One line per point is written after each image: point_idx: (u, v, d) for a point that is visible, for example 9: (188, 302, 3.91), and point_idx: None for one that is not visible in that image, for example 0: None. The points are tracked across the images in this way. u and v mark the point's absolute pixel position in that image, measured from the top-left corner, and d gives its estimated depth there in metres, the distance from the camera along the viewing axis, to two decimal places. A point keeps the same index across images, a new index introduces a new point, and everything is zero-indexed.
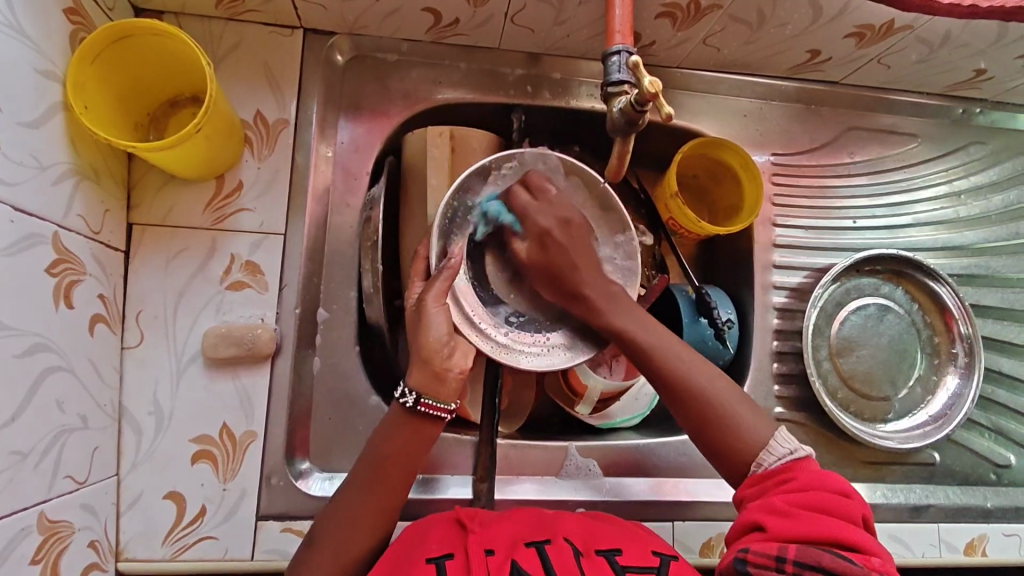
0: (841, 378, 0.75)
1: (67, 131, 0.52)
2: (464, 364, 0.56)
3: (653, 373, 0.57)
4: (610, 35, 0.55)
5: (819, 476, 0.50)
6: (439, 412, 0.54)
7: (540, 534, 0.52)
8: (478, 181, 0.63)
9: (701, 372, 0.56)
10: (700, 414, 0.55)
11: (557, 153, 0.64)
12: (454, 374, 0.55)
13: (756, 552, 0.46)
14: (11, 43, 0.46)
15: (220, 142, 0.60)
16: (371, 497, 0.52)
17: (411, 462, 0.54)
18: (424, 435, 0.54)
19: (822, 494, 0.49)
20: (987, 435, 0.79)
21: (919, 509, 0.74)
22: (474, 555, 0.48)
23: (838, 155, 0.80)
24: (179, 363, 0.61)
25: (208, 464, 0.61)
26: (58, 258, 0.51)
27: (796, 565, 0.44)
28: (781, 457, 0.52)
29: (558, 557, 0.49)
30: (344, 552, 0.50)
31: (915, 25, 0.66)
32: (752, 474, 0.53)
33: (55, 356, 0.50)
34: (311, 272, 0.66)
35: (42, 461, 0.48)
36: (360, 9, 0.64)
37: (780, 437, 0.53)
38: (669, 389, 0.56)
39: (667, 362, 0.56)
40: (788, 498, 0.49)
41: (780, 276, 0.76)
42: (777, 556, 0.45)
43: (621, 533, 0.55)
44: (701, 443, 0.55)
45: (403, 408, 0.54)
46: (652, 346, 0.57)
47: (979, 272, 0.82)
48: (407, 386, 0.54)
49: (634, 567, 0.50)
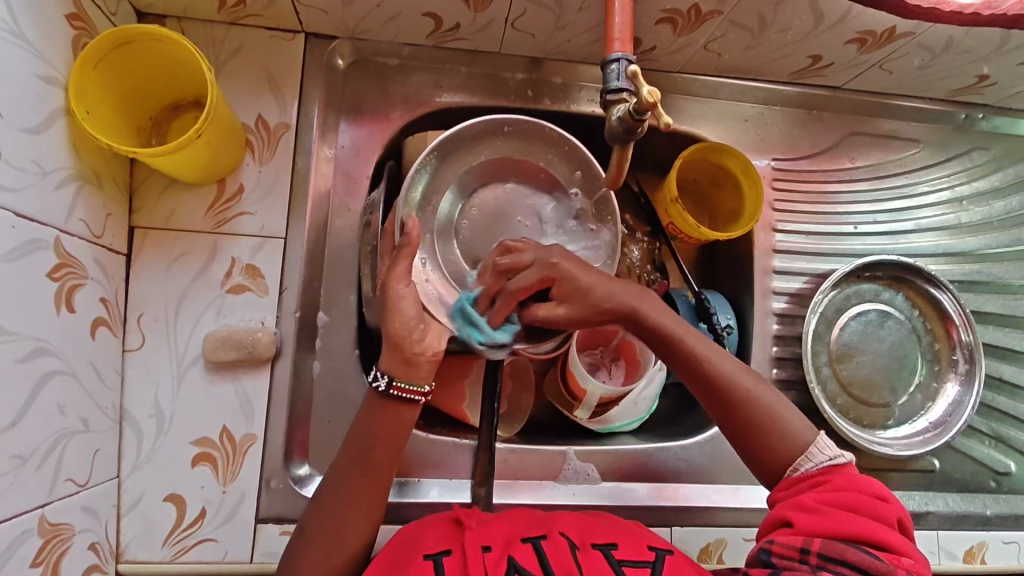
0: (840, 384, 0.75)
1: (70, 136, 0.52)
2: (437, 345, 0.57)
3: (695, 377, 0.56)
4: (610, 41, 0.54)
5: (855, 480, 0.51)
6: (415, 396, 0.55)
7: (535, 531, 0.53)
8: (445, 153, 0.65)
9: (744, 375, 0.56)
10: (745, 419, 0.55)
11: (529, 121, 0.64)
12: (427, 357, 0.56)
13: (781, 544, 0.48)
14: (14, 50, 0.47)
15: (222, 146, 0.60)
16: (360, 481, 0.52)
17: (395, 445, 0.54)
18: (404, 420, 0.54)
19: (854, 495, 0.49)
20: (987, 442, 0.79)
21: (918, 516, 0.74)
22: (471, 551, 0.49)
23: (840, 161, 0.80)
24: (179, 367, 0.61)
25: (208, 467, 0.61)
26: (60, 263, 0.51)
27: (820, 558, 0.46)
28: (819, 463, 0.52)
29: (554, 553, 0.50)
30: (340, 537, 0.51)
31: (917, 31, 0.65)
32: (787, 477, 0.53)
33: (57, 360, 0.51)
34: (311, 274, 0.67)
35: (43, 464, 0.49)
36: (361, 14, 0.64)
37: (820, 444, 0.54)
38: (713, 394, 0.56)
39: (712, 365, 0.56)
40: (819, 496, 0.50)
41: (780, 281, 0.76)
42: (802, 548, 0.47)
43: (617, 529, 0.56)
44: (745, 447, 0.55)
45: (376, 391, 0.54)
46: (700, 353, 0.56)
47: (982, 278, 0.82)
48: (380, 370, 0.55)
49: (630, 563, 0.51)
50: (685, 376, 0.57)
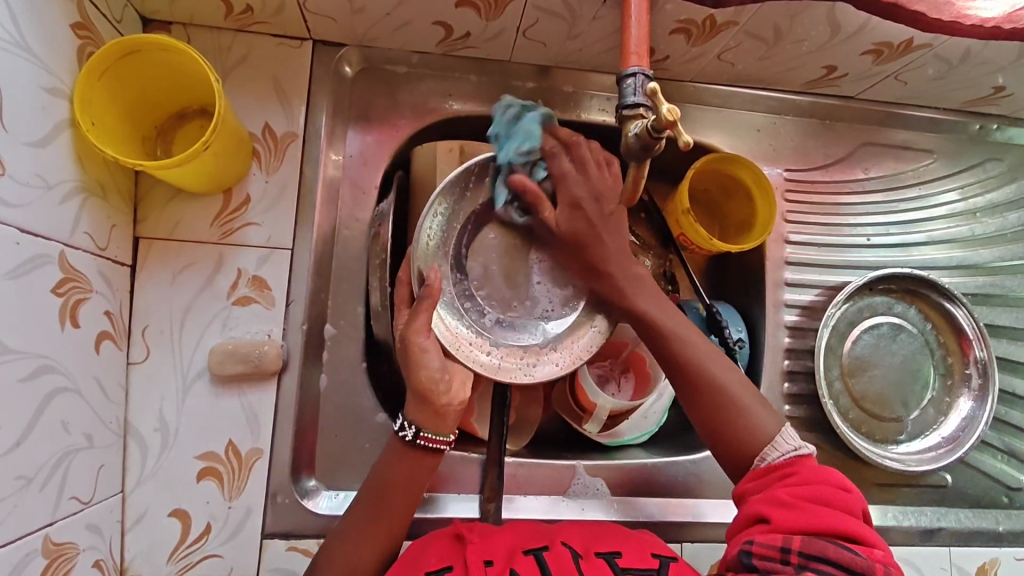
0: (852, 398, 0.74)
1: (74, 148, 0.51)
2: (461, 396, 0.55)
3: (662, 348, 0.58)
4: (626, 56, 0.53)
5: (820, 472, 0.50)
6: (440, 444, 0.54)
7: (537, 541, 0.53)
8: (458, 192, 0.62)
9: (717, 362, 0.57)
10: (707, 399, 0.55)
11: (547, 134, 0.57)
12: (454, 407, 0.54)
13: (762, 544, 0.47)
14: (18, 62, 0.46)
15: (228, 157, 0.59)
16: (374, 523, 0.52)
17: (416, 488, 0.54)
18: (425, 466, 0.54)
19: (824, 489, 0.49)
20: (999, 457, 0.78)
21: (929, 532, 0.73)
22: (473, 566, 0.48)
23: (852, 171, 0.79)
24: (185, 380, 0.60)
25: (213, 482, 0.60)
26: (65, 278, 0.50)
27: (801, 556, 0.45)
28: (785, 453, 0.52)
29: (556, 562, 0.50)
30: (349, 567, 0.50)
31: (934, 43, 0.64)
32: (754, 468, 0.53)
33: (62, 377, 0.50)
34: (319, 285, 0.66)
35: (47, 483, 0.48)
36: (370, 22, 0.63)
37: (785, 434, 0.53)
38: (678, 364, 0.57)
39: (683, 347, 0.57)
40: (793, 491, 0.49)
41: (792, 294, 0.76)
42: (782, 548, 0.45)
43: (621, 537, 0.55)
44: (705, 429, 0.56)
45: (403, 440, 0.53)
46: (664, 324, 0.58)
47: (994, 291, 0.81)
48: (407, 418, 0.54)
49: (634, 571, 0.50)
50: (659, 353, 0.59)
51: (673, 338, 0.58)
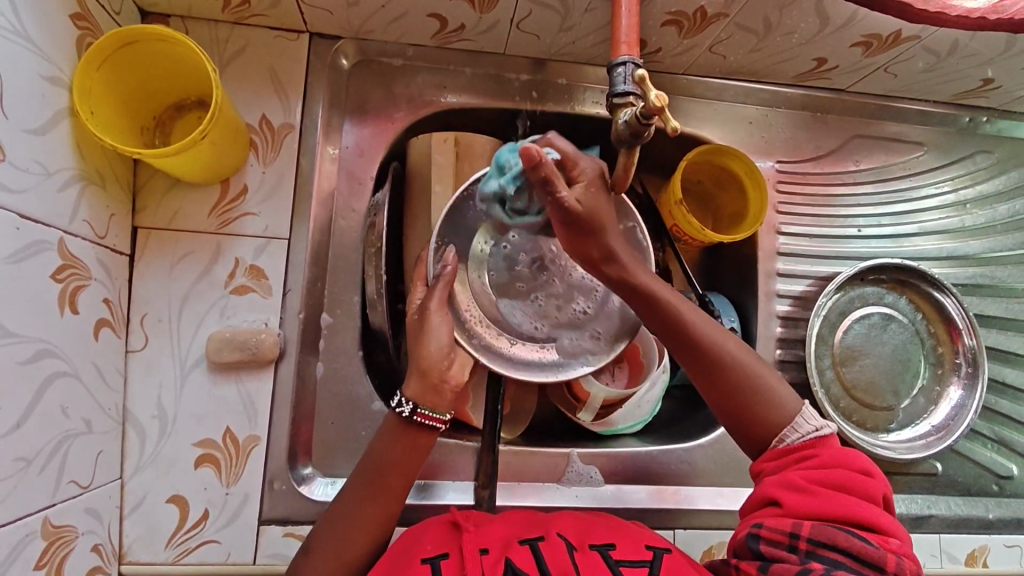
0: (844, 387, 0.75)
1: (73, 136, 0.52)
2: (461, 377, 0.56)
3: (662, 324, 0.55)
4: (617, 45, 0.54)
5: (842, 455, 0.51)
6: (435, 423, 0.54)
7: (532, 531, 0.53)
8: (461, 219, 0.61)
9: (717, 330, 0.55)
10: (720, 372, 0.54)
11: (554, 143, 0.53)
12: (450, 386, 0.55)
13: (771, 528, 0.49)
14: (18, 50, 0.46)
15: (225, 147, 0.60)
16: (369, 502, 0.52)
17: (410, 469, 0.54)
18: (421, 447, 0.54)
19: (841, 472, 0.50)
20: (990, 446, 0.79)
21: (919, 520, 0.74)
22: (469, 554, 0.49)
23: (843, 163, 0.80)
24: (183, 367, 0.61)
25: (211, 468, 0.61)
26: (64, 264, 0.51)
27: (810, 543, 0.46)
28: (804, 435, 0.53)
29: (550, 553, 0.50)
30: (341, 556, 0.51)
31: (922, 35, 0.65)
32: (772, 448, 0.53)
33: (62, 362, 0.51)
34: (315, 275, 0.66)
35: (47, 465, 0.49)
36: (365, 15, 0.64)
37: (806, 415, 0.54)
38: (678, 339, 0.55)
39: (684, 319, 0.55)
40: (807, 475, 0.50)
41: (784, 285, 0.76)
42: (791, 534, 0.47)
43: (613, 528, 0.56)
44: (713, 402, 0.55)
45: (399, 417, 0.53)
46: (662, 296, 0.55)
47: (983, 282, 0.82)
48: (405, 395, 0.54)
49: (627, 562, 0.51)
50: (657, 327, 0.56)
51: (674, 314, 0.55)
